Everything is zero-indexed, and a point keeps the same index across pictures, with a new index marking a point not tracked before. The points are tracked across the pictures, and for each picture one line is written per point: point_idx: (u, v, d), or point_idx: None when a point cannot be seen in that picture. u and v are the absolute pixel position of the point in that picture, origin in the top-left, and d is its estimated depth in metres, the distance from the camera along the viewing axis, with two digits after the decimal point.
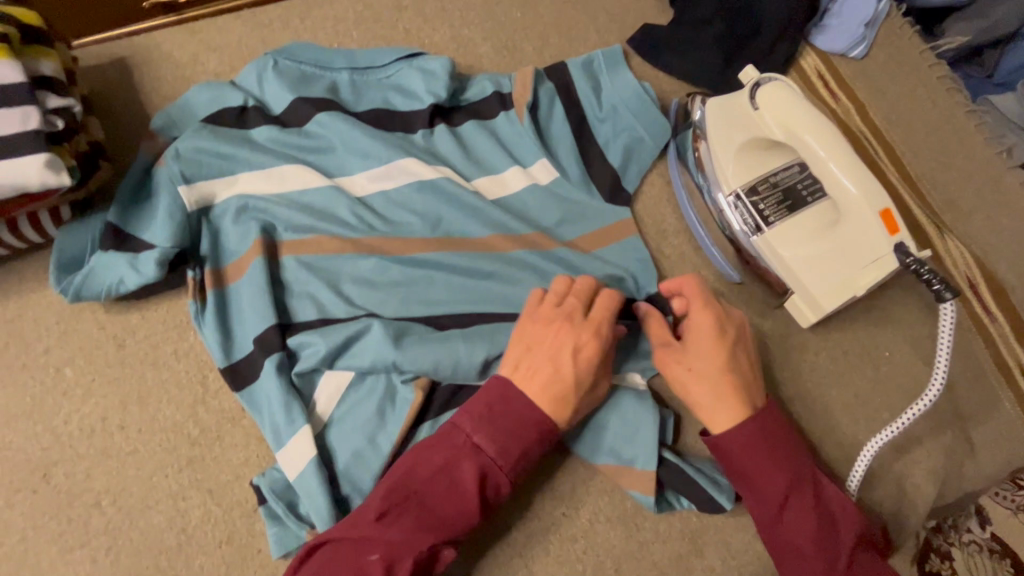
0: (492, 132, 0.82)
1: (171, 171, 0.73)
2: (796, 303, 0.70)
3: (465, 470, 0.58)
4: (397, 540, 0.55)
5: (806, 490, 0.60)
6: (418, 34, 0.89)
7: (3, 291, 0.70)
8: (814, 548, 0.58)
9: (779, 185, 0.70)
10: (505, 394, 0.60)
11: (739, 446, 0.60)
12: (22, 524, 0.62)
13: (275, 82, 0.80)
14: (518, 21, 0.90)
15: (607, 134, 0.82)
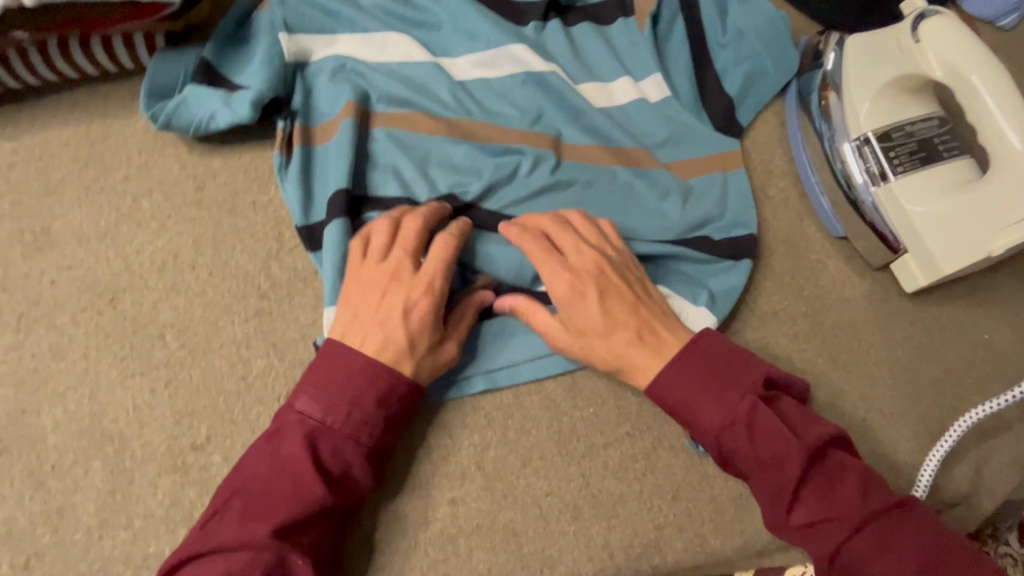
0: (606, 39, 0.77)
1: (273, 15, 0.69)
2: (906, 261, 0.68)
3: (292, 442, 0.53)
4: (228, 538, 0.50)
5: (745, 423, 0.53)
6: None
7: (88, 111, 0.68)
8: (765, 480, 0.52)
9: (915, 135, 0.68)
10: (326, 363, 0.55)
11: (668, 389, 0.56)
12: (85, 342, 0.60)
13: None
14: None
15: (728, 61, 0.77)
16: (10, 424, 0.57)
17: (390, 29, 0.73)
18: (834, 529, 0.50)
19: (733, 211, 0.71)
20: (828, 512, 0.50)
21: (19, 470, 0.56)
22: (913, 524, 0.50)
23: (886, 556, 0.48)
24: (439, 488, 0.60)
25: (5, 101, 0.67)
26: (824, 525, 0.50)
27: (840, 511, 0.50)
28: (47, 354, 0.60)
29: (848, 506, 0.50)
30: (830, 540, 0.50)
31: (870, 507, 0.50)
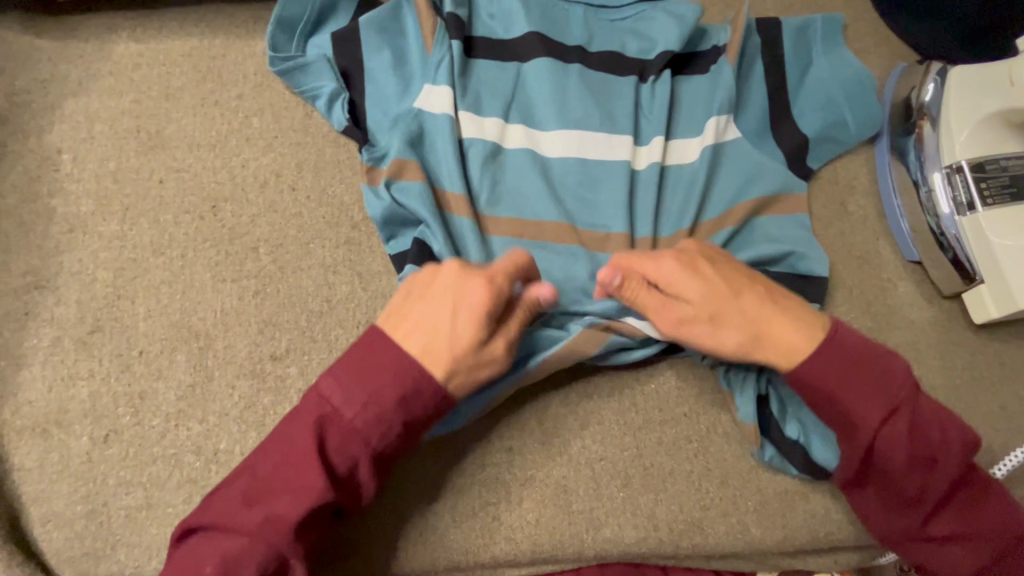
0: (708, 84, 0.76)
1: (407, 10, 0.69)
2: (979, 292, 0.69)
3: (304, 430, 0.50)
4: (232, 516, 0.49)
5: (900, 422, 0.54)
6: None
7: (213, 28, 0.70)
8: (912, 485, 0.55)
9: (1008, 170, 0.69)
10: (364, 347, 0.52)
11: (825, 393, 0.55)
12: (184, 242, 0.63)
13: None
14: None
15: (818, 98, 0.76)
16: (106, 306, 0.60)
17: (496, 56, 0.72)
18: (969, 541, 0.55)
19: (809, 251, 0.70)
20: (965, 526, 0.55)
21: (110, 350, 0.59)
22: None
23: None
24: (498, 435, 0.61)
25: (138, 6, 0.70)
26: (961, 535, 0.55)
27: (979, 529, 0.55)
28: (147, 247, 0.62)
29: (986, 523, 0.55)
30: (960, 552, 0.55)
31: (1003, 530, 0.55)
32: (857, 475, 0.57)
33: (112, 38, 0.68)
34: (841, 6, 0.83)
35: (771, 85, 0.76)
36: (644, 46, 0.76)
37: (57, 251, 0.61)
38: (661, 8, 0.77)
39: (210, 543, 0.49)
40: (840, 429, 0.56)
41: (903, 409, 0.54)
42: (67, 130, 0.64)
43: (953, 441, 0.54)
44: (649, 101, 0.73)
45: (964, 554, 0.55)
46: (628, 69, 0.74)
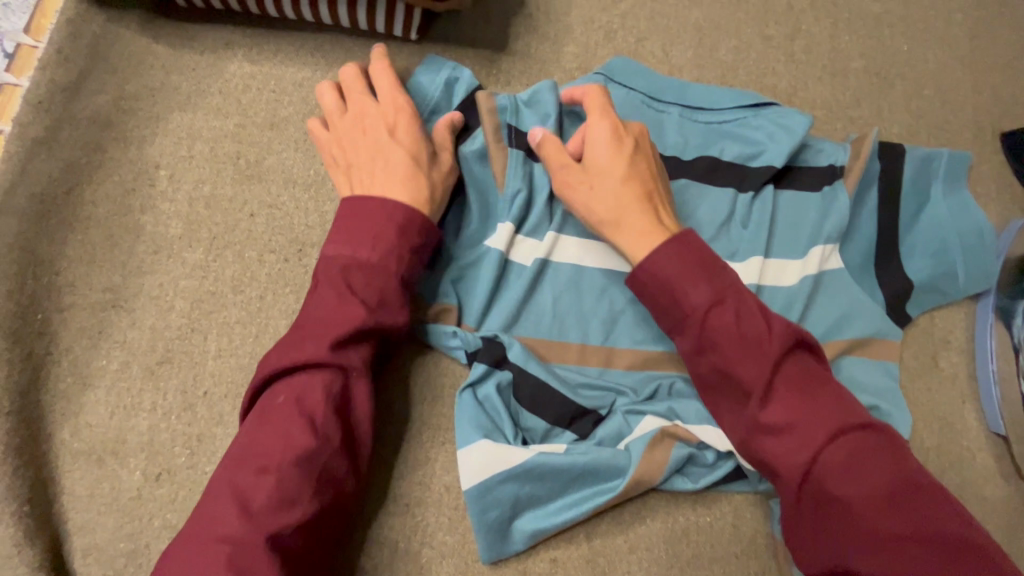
0: (815, 206, 0.71)
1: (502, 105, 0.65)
2: None
3: (328, 280, 0.53)
4: (285, 359, 0.51)
5: (727, 306, 0.53)
6: (796, 15, 0.80)
7: (328, 61, 0.68)
8: (746, 373, 0.51)
9: None
10: (348, 208, 0.56)
11: (659, 273, 0.55)
12: (264, 282, 0.61)
13: (624, 90, 0.72)
14: (900, 54, 0.81)
15: (927, 244, 0.73)
16: (178, 338, 0.59)
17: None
18: (808, 435, 0.49)
19: (893, 405, 0.67)
20: (793, 413, 0.49)
21: (176, 385, 0.57)
22: (880, 448, 0.48)
23: (854, 469, 0.47)
24: (544, 543, 0.59)
25: (256, 24, 0.68)
26: (798, 426, 0.49)
27: (807, 418, 0.49)
28: (227, 282, 0.61)
29: (820, 414, 0.49)
30: (796, 443, 0.49)
31: (840, 421, 0.49)
32: (705, 375, 0.55)
33: (227, 55, 0.67)
34: (969, 143, 0.79)
35: (884, 218, 0.73)
36: (747, 153, 0.72)
37: (139, 272, 0.60)
38: (766, 117, 0.73)
39: (279, 397, 0.50)
40: (676, 322, 0.55)
41: (731, 298, 0.53)
42: (168, 144, 0.63)
43: (782, 329, 0.52)
44: (745, 216, 0.70)
45: (798, 444, 0.49)
46: (726, 180, 0.71)
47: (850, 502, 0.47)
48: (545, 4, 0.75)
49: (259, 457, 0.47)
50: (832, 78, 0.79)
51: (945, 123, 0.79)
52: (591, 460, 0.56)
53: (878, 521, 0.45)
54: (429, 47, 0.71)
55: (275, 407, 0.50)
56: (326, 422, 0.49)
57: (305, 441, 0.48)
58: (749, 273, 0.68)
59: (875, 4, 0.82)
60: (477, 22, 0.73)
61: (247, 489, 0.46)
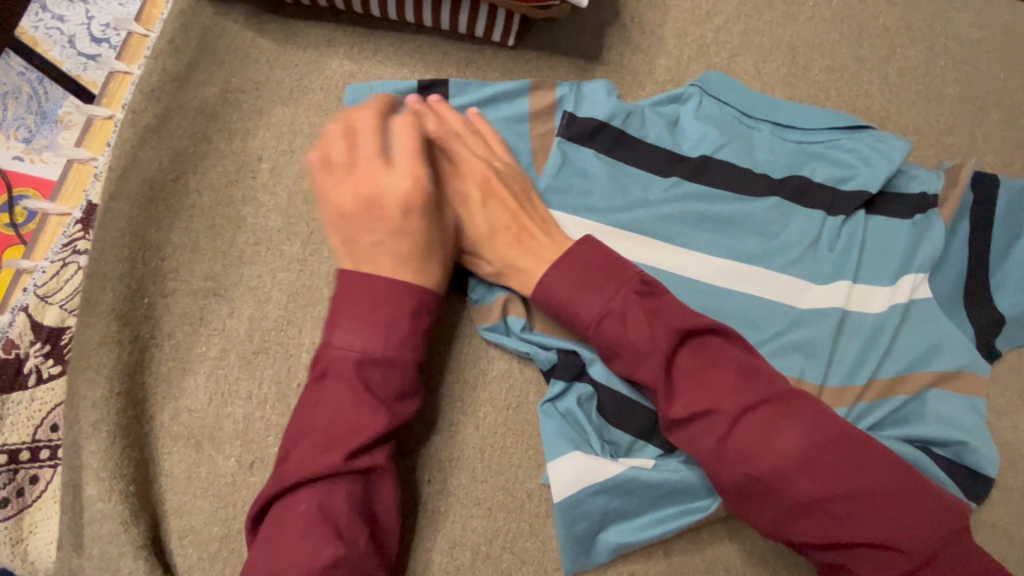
0: (906, 232, 0.70)
1: (564, 94, 0.68)
2: None
3: (341, 379, 0.51)
4: (300, 465, 0.49)
5: (617, 311, 0.54)
6: (892, 37, 0.79)
7: (426, 63, 0.69)
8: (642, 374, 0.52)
9: None
10: (353, 292, 0.53)
11: (556, 291, 0.56)
12: None
13: (718, 104, 0.72)
14: (998, 82, 0.79)
15: (1019, 278, 0.71)
16: (274, 329, 0.60)
17: (671, 167, 0.69)
18: (714, 423, 0.48)
19: (983, 442, 0.65)
20: (694, 407, 0.49)
21: (271, 375, 0.58)
22: (789, 420, 0.46)
23: (758, 445, 0.46)
24: (623, 558, 0.59)
25: (359, 23, 0.69)
26: (699, 417, 0.49)
27: (707, 408, 0.48)
28: (322, 277, 0.62)
29: (719, 398, 0.48)
30: (705, 436, 0.48)
31: (737, 404, 0.47)
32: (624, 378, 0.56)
33: (329, 53, 0.68)
34: None
35: (975, 249, 0.71)
36: (839, 175, 0.71)
37: (239, 262, 0.61)
38: (861, 139, 0.72)
39: (299, 505, 0.48)
40: (583, 331, 0.56)
41: (619, 305, 0.54)
42: (270, 138, 0.64)
43: (661, 327, 0.51)
44: (833, 239, 0.69)
45: (707, 432, 0.48)
46: (816, 202, 0.70)
47: (767, 479, 0.45)
48: (640, 15, 0.75)
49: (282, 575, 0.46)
50: (926, 103, 0.77)
51: None
52: (682, 478, 0.56)
53: (801, 490, 0.44)
54: (525, 53, 0.71)
55: (291, 519, 0.48)
56: (352, 526, 0.48)
57: (334, 551, 0.46)
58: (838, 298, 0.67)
59: (973, 29, 0.80)
60: (573, 30, 0.73)
61: None
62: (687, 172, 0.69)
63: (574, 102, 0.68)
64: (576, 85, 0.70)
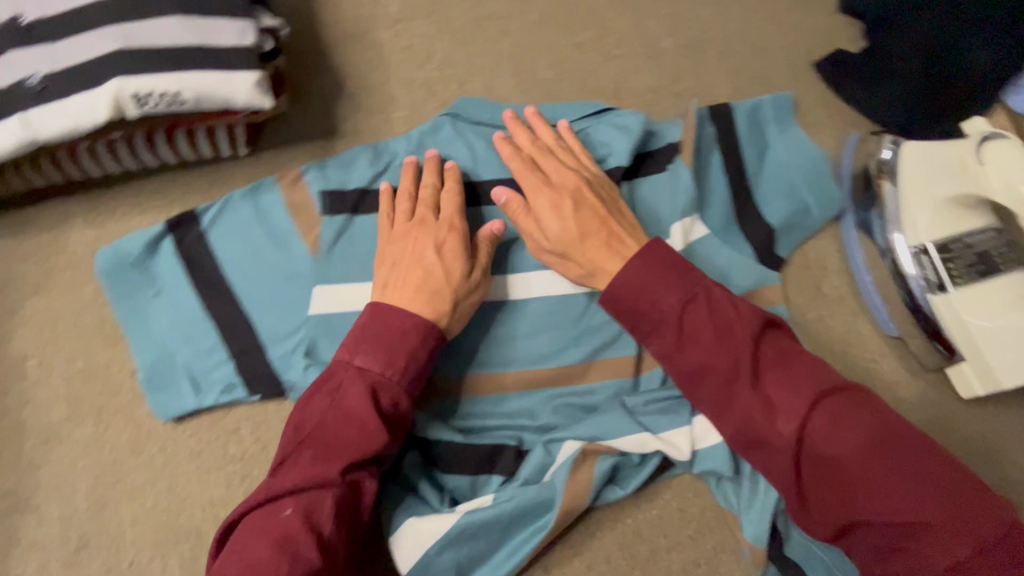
0: (666, 185, 0.75)
1: (311, 177, 0.71)
2: (965, 372, 0.69)
3: (353, 395, 0.55)
4: (303, 476, 0.52)
5: (699, 301, 0.54)
6: (601, 14, 0.85)
7: (168, 201, 0.70)
8: (726, 361, 0.52)
9: (974, 248, 0.69)
10: (372, 317, 0.58)
11: (625, 286, 0.56)
12: (159, 435, 0.61)
13: (470, 127, 0.75)
14: (705, 20, 0.86)
15: (771, 189, 0.77)
16: (90, 519, 0.58)
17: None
18: (804, 403, 0.49)
19: None
20: (777, 394, 0.50)
21: (100, 566, 0.57)
22: (863, 407, 0.49)
23: (841, 425, 0.48)
24: None
25: (88, 186, 0.69)
26: (790, 398, 0.50)
27: (795, 395, 0.50)
28: (125, 446, 0.61)
29: (806, 389, 0.50)
30: (786, 418, 0.49)
31: (822, 388, 0.50)
32: (686, 371, 0.55)
33: (69, 227, 0.67)
34: (789, 79, 0.85)
35: (731, 176, 0.77)
36: (597, 158, 0.74)
37: (33, 467, 0.59)
38: (611, 120, 0.76)
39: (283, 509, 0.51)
40: (649, 328, 0.56)
41: (701, 295, 0.55)
42: (31, 333, 0.63)
43: (751, 313, 0.53)
44: None
45: (795, 411, 0.49)
46: None
47: (847, 456, 0.47)
48: (364, 81, 0.78)
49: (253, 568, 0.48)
50: (651, 62, 0.83)
51: (761, 71, 0.84)
52: (517, 503, 0.57)
53: (877, 472, 0.46)
54: (264, 154, 0.73)
55: (273, 519, 0.51)
56: (331, 533, 0.51)
57: (310, 555, 0.49)
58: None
59: None
60: (304, 116, 0.75)
61: None
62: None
63: (321, 178, 0.71)
64: (323, 160, 0.73)
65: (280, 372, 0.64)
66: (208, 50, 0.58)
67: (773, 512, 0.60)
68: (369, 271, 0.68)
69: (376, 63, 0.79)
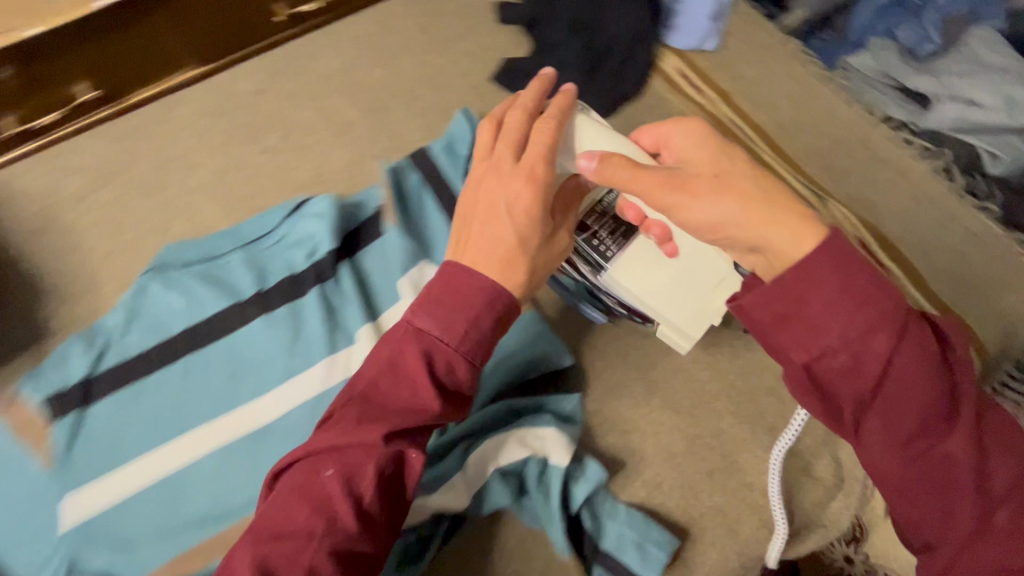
0: (385, 247, 0.77)
1: (27, 391, 0.68)
2: (666, 333, 0.71)
3: (410, 355, 0.55)
4: (346, 437, 0.52)
5: (916, 321, 0.44)
6: (282, 113, 0.88)
7: None
8: (930, 408, 0.43)
9: (608, 214, 0.71)
10: (451, 278, 0.58)
11: (810, 282, 0.44)
12: None
13: (180, 272, 0.75)
14: (382, 80, 0.91)
15: None
16: None
17: (170, 357, 0.71)
18: (991, 455, 0.44)
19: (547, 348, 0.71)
20: (982, 444, 0.44)
21: None
22: None
23: (1010, 491, 0.43)
24: None
25: None
26: (994, 449, 0.44)
27: (999, 447, 0.44)
28: None
29: (1007, 440, 0.45)
30: (987, 469, 0.44)
31: (1011, 442, 0.45)
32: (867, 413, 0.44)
33: None
34: (476, 100, 0.90)
35: (447, 211, 0.80)
36: (310, 250, 0.76)
37: None
38: (312, 208, 0.78)
39: (319, 466, 0.51)
40: (842, 340, 0.43)
41: (904, 326, 0.43)
42: None
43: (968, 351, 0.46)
44: (340, 298, 0.74)
45: (988, 468, 0.44)
46: (301, 283, 0.74)
47: (1012, 527, 0.43)
48: (65, 268, 0.77)
49: (284, 527, 0.49)
50: (342, 137, 0.86)
51: (448, 104, 0.89)
52: None
53: None
54: None
55: (310, 480, 0.51)
56: (372, 501, 0.50)
57: (350, 526, 0.49)
58: (364, 345, 0.71)
59: (335, 60, 0.92)
60: (10, 330, 0.73)
61: (277, 560, 0.47)
62: (186, 352, 0.71)
63: (40, 385, 0.69)
64: (40, 367, 0.70)
65: None
66: None
67: (562, 519, 0.62)
68: (112, 460, 0.66)
69: (74, 247, 0.78)
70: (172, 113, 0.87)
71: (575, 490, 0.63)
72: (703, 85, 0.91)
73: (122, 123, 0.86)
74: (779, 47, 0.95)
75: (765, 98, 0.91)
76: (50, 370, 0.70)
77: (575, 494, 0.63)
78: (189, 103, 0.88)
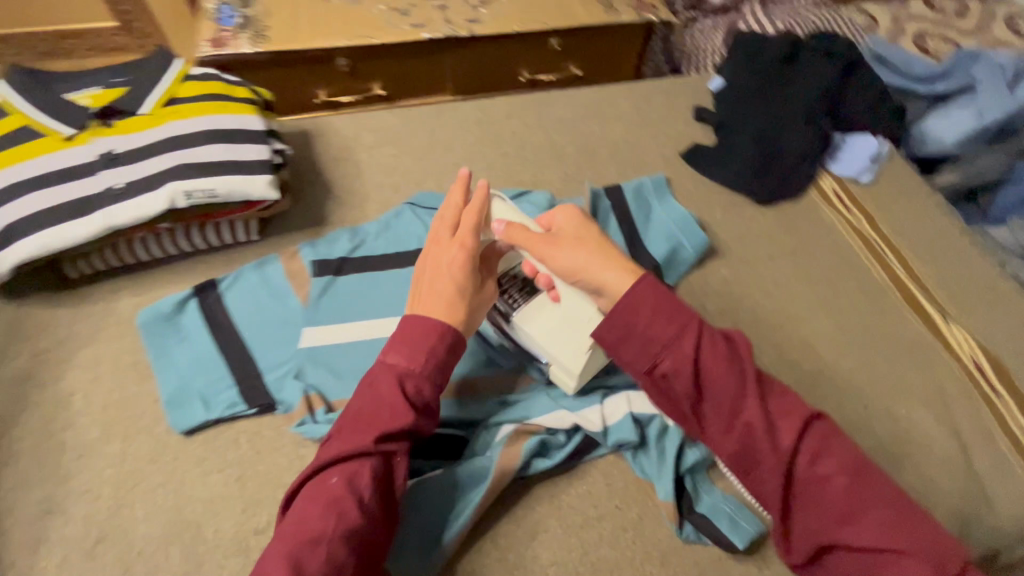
0: None
1: (304, 251, 0.94)
2: (556, 373, 0.79)
3: (385, 382, 0.64)
4: (347, 446, 0.61)
5: (701, 332, 0.63)
6: (520, 134, 1.17)
7: (194, 274, 0.92)
8: (722, 399, 0.62)
9: (519, 276, 0.82)
10: (404, 324, 0.67)
11: (642, 307, 0.64)
12: (175, 446, 0.76)
13: (426, 211, 1.02)
14: (597, 134, 1.19)
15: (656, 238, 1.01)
16: (108, 517, 0.70)
17: (403, 263, 0.95)
18: (794, 430, 0.60)
19: None
20: (775, 421, 0.61)
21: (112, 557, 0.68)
22: (835, 440, 0.61)
23: (813, 455, 0.60)
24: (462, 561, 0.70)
25: (132, 268, 0.91)
26: (789, 427, 0.61)
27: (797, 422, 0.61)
28: (144, 456, 0.75)
29: (802, 417, 0.62)
30: (786, 438, 0.60)
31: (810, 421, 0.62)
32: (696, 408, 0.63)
33: (117, 297, 0.88)
34: (664, 166, 1.15)
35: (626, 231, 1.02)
36: None
37: (67, 477, 0.73)
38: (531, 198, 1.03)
39: (328, 476, 0.60)
40: (665, 351, 0.63)
41: (689, 333, 0.63)
42: (80, 374, 0.81)
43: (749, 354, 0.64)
44: None
45: (788, 436, 0.60)
46: None
47: (823, 483, 0.59)
48: (347, 186, 1.06)
49: (307, 529, 0.57)
50: (559, 162, 1.13)
51: (642, 163, 1.15)
52: (458, 471, 0.72)
53: (851, 493, 0.58)
54: (271, 239, 0.97)
55: (321, 488, 0.59)
56: (370, 498, 0.60)
57: (353, 520, 0.58)
58: None
59: (566, 112, 1.22)
60: (301, 212, 1.01)
61: (303, 557, 0.55)
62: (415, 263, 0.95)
63: (314, 250, 0.94)
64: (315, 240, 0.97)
65: (273, 392, 0.81)
66: (242, 164, 0.86)
67: (673, 469, 0.74)
68: (345, 314, 0.88)
69: (357, 175, 1.08)
70: (445, 113, 1.19)
71: (688, 453, 0.76)
72: (854, 206, 1.10)
73: (410, 110, 1.19)
74: (926, 196, 1.12)
75: (907, 231, 1.07)
76: (322, 244, 0.96)
77: (687, 455, 0.76)
78: (458, 110, 1.20)
